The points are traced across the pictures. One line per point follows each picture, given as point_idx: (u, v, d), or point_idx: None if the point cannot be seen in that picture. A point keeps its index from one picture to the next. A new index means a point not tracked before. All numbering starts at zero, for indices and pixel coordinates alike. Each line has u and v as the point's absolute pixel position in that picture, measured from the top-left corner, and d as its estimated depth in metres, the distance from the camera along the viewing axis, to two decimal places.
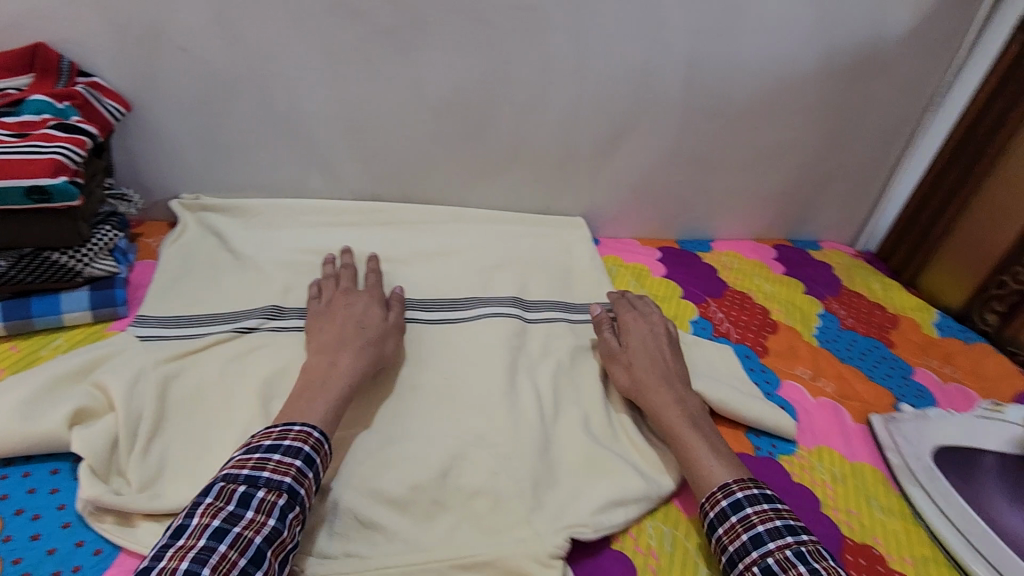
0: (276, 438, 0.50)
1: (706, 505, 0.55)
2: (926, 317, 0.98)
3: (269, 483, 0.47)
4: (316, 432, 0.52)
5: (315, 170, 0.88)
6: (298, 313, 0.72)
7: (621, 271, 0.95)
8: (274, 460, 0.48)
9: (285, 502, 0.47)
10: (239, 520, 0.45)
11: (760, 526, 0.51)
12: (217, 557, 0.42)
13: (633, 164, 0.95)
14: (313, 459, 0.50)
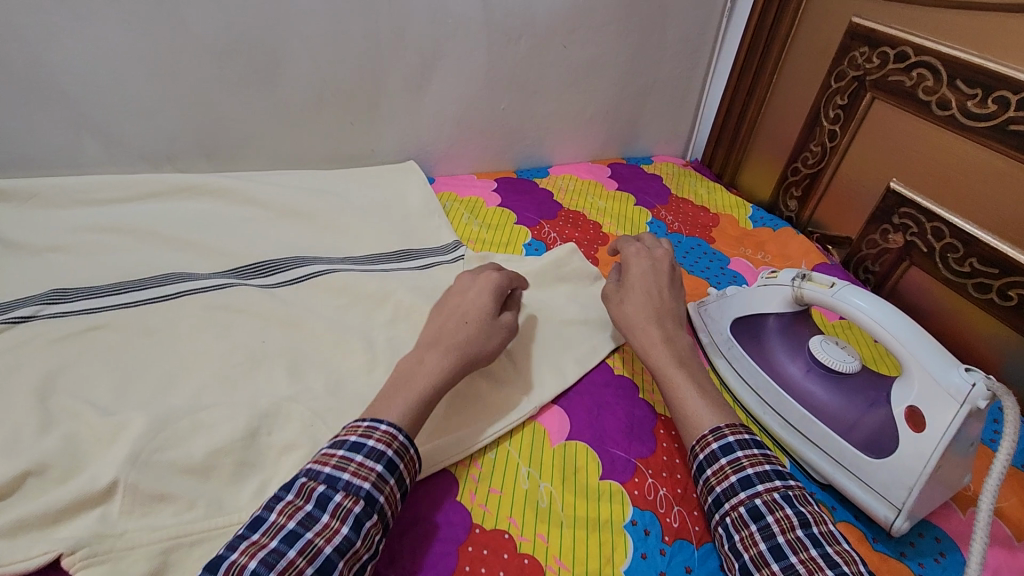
0: (362, 435, 0.49)
1: (697, 448, 0.55)
2: (741, 213, 1.06)
3: (348, 487, 0.46)
4: (400, 436, 0.50)
5: (92, 136, 0.79)
6: (86, 294, 0.66)
7: (455, 205, 0.95)
8: (357, 462, 0.47)
9: (362, 509, 0.45)
10: (315, 527, 0.44)
11: (731, 437, 0.54)
12: (285, 562, 0.41)
13: (451, 96, 0.95)
14: (394, 465, 0.49)
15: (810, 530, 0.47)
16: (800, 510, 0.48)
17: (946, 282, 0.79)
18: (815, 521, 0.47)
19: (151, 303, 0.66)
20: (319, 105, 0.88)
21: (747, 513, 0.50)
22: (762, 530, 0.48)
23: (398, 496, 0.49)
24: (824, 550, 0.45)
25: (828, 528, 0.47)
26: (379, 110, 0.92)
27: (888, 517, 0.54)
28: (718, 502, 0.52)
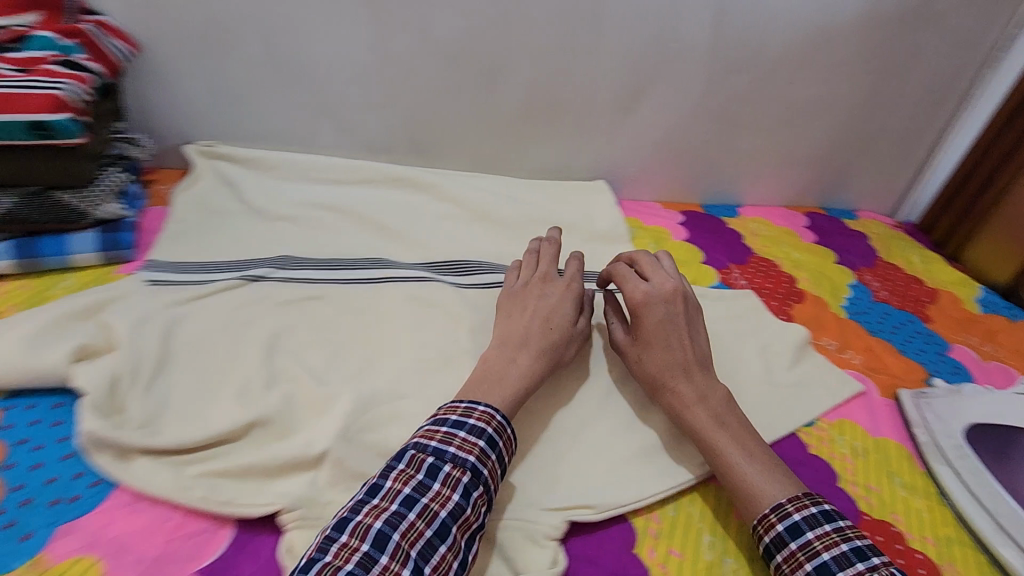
0: (461, 415, 0.50)
1: (758, 529, 0.49)
2: (966, 293, 0.92)
3: (456, 460, 0.47)
4: (498, 415, 0.51)
5: (324, 119, 0.84)
6: (306, 264, 0.72)
7: (640, 233, 0.91)
8: (460, 438, 0.49)
9: (468, 479, 0.47)
10: (461, 515, 0.45)
11: (826, 554, 0.45)
12: (407, 524, 0.43)
13: (657, 121, 0.92)
14: (495, 441, 0.50)
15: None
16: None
17: None
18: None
19: (360, 283, 0.70)
20: (527, 115, 0.88)
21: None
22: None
23: (501, 472, 0.50)
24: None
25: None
26: (584, 126, 0.91)
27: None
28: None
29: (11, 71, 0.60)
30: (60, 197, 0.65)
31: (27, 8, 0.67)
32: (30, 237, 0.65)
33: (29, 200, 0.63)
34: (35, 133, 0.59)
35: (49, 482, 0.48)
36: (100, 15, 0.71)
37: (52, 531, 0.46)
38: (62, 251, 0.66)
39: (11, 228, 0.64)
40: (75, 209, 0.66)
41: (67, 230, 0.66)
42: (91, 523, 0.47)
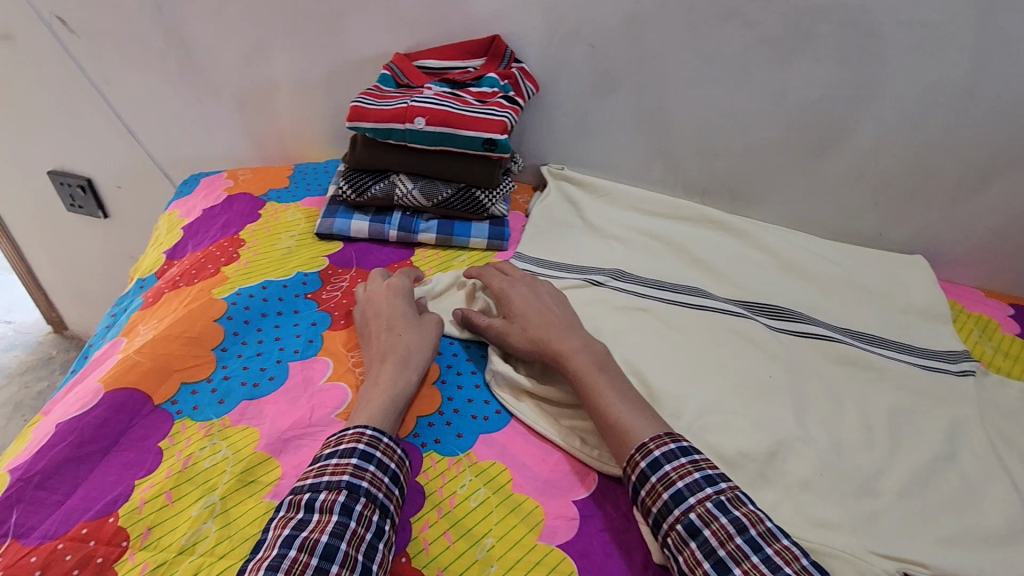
0: (332, 446, 0.53)
1: (626, 469, 0.55)
2: None
3: (329, 484, 0.50)
4: (368, 428, 0.54)
5: (659, 161, 0.97)
6: (635, 279, 0.84)
7: (963, 316, 0.86)
8: (331, 464, 0.51)
9: (346, 497, 0.49)
10: (344, 532, 0.47)
11: (679, 482, 0.51)
12: (288, 561, 0.45)
13: (1005, 205, 0.87)
14: (369, 454, 0.52)
15: (749, 547, 0.47)
16: (765, 552, 0.46)
17: None
18: (785, 558, 0.46)
19: (683, 306, 0.80)
20: (855, 180, 0.90)
21: (684, 531, 0.49)
22: (702, 547, 0.48)
23: (385, 479, 0.52)
24: (767, 554, 0.46)
25: (766, 530, 0.48)
26: (915, 199, 0.90)
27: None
28: (656, 523, 0.51)
29: (473, 100, 0.83)
30: (476, 194, 0.85)
31: (479, 56, 0.92)
32: (446, 220, 0.86)
33: (458, 192, 0.85)
34: (485, 146, 0.80)
35: (469, 400, 0.65)
36: (521, 62, 0.92)
37: (476, 437, 0.61)
38: (466, 234, 0.86)
39: (436, 211, 0.86)
40: (481, 203, 0.86)
41: (471, 219, 0.87)
42: (499, 440, 0.62)
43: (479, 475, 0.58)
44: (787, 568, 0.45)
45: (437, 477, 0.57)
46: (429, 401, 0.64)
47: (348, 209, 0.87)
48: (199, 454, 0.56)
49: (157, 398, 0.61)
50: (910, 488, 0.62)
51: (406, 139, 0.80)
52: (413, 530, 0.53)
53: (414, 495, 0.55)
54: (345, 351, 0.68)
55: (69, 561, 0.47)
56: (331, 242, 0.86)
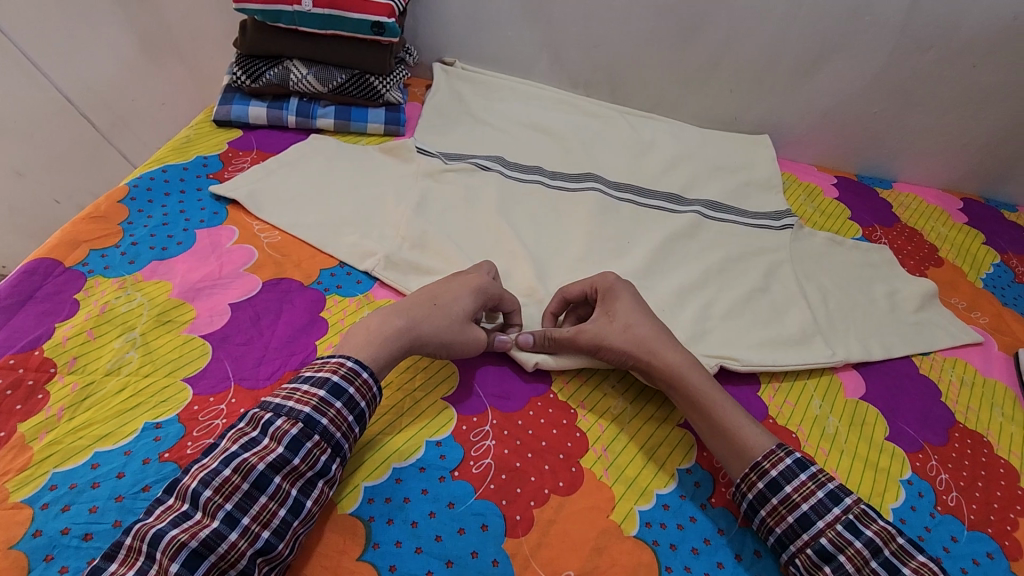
0: (311, 371, 0.52)
1: (741, 487, 0.53)
2: None
3: (290, 412, 0.49)
4: (348, 363, 0.52)
5: (546, 53, 1.05)
6: (517, 165, 0.92)
7: (794, 185, 1.03)
8: (300, 391, 0.50)
9: (300, 431, 0.48)
10: (285, 466, 0.47)
11: (804, 505, 0.51)
12: (220, 480, 0.45)
13: (833, 87, 1.02)
14: (339, 391, 0.51)
15: (882, 560, 0.47)
16: (868, 536, 0.48)
17: None
18: (801, 496, 0.51)
19: (557, 187, 0.89)
20: (714, 68, 1.02)
21: (815, 555, 0.49)
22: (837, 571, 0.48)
23: (349, 418, 0.51)
24: (826, 546, 0.49)
25: (899, 547, 0.48)
26: (762, 85, 1.03)
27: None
28: (781, 544, 0.51)
29: None
30: (371, 80, 0.91)
31: None
32: (343, 106, 0.91)
33: (353, 79, 0.90)
34: (373, 29, 0.85)
35: (350, 273, 0.72)
36: None
37: (374, 283, 0.71)
38: (364, 119, 0.91)
39: (333, 98, 0.91)
40: (376, 89, 0.91)
41: (368, 105, 0.92)
42: (392, 287, 0.71)
43: (376, 310, 0.68)
44: (895, 559, 0.47)
45: (338, 311, 0.66)
46: (329, 257, 0.73)
47: (244, 96, 0.90)
48: (115, 302, 0.62)
49: (68, 262, 0.65)
50: (731, 306, 0.78)
51: (296, 22, 0.85)
52: (317, 350, 0.62)
53: (318, 325, 0.64)
54: (250, 221, 0.75)
55: (1, 384, 0.53)
56: (230, 129, 0.90)
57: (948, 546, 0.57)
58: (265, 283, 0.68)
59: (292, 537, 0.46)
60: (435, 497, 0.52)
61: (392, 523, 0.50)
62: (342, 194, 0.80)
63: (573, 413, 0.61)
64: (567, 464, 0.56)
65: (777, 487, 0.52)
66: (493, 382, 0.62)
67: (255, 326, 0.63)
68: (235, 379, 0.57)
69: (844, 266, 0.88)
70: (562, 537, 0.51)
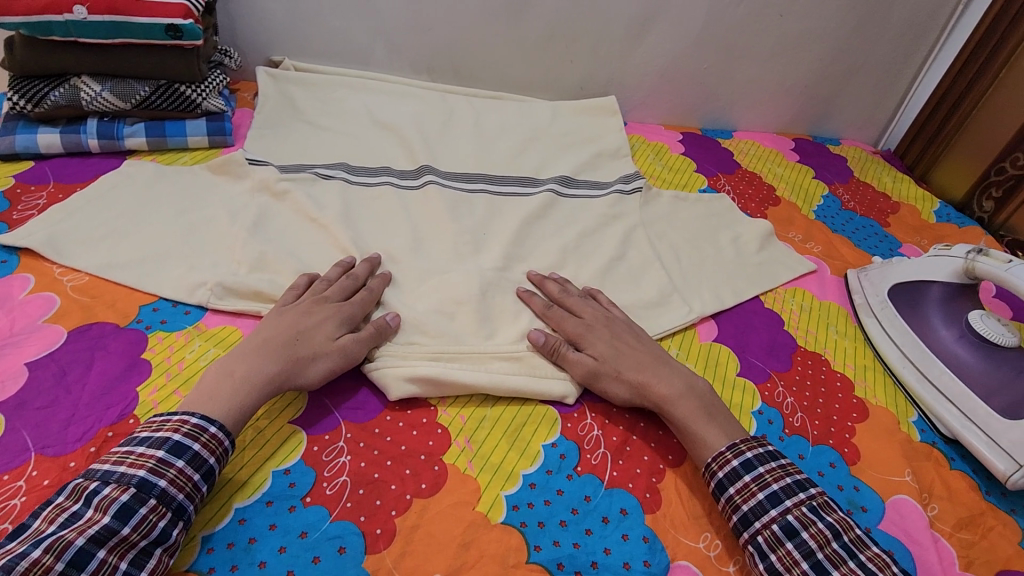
0: (150, 430, 0.47)
1: (712, 465, 0.55)
2: (926, 206, 1.06)
3: (121, 478, 0.43)
4: (193, 418, 0.48)
5: (380, 40, 1.01)
6: (366, 171, 0.87)
7: (643, 146, 1.07)
8: (133, 454, 0.45)
9: (132, 496, 0.43)
10: (112, 537, 0.41)
11: (774, 485, 0.52)
12: (27, 562, 0.38)
13: (664, 47, 1.06)
14: (182, 447, 0.46)
15: (843, 542, 0.49)
16: (830, 521, 0.50)
17: None
18: (773, 477, 0.53)
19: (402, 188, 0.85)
20: (549, 39, 1.03)
21: (780, 531, 0.50)
22: (799, 547, 0.49)
23: (194, 477, 0.46)
24: (790, 523, 0.50)
25: (857, 537, 0.50)
26: (598, 50, 1.05)
27: (1006, 469, 0.60)
28: (745, 521, 0.52)
29: None
30: (181, 90, 0.83)
31: None
32: (155, 121, 0.83)
33: (161, 90, 0.82)
34: (170, 34, 0.77)
35: (175, 306, 0.65)
36: None
37: (205, 312, 0.65)
38: (182, 133, 0.84)
39: (140, 113, 0.82)
40: (189, 99, 0.83)
41: (185, 118, 0.84)
42: (227, 313, 0.65)
43: (209, 339, 0.62)
44: (849, 537, 0.49)
45: (163, 349, 0.60)
46: (150, 292, 0.66)
47: (30, 123, 0.79)
48: None
49: None
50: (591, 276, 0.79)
51: (72, 33, 0.75)
52: (139, 397, 0.55)
53: (139, 369, 0.58)
54: (50, 264, 0.66)
55: None
56: (18, 162, 0.79)
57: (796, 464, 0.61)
58: (71, 332, 0.60)
59: None
60: (284, 530, 0.48)
61: (236, 569, 0.46)
62: (162, 220, 0.73)
63: (434, 409, 0.59)
64: (429, 465, 0.55)
65: (751, 466, 0.53)
66: (344, 394, 0.59)
67: (60, 384, 0.55)
68: (35, 449, 0.50)
69: (692, 218, 0.92)
70: (427, 540, 0.49)
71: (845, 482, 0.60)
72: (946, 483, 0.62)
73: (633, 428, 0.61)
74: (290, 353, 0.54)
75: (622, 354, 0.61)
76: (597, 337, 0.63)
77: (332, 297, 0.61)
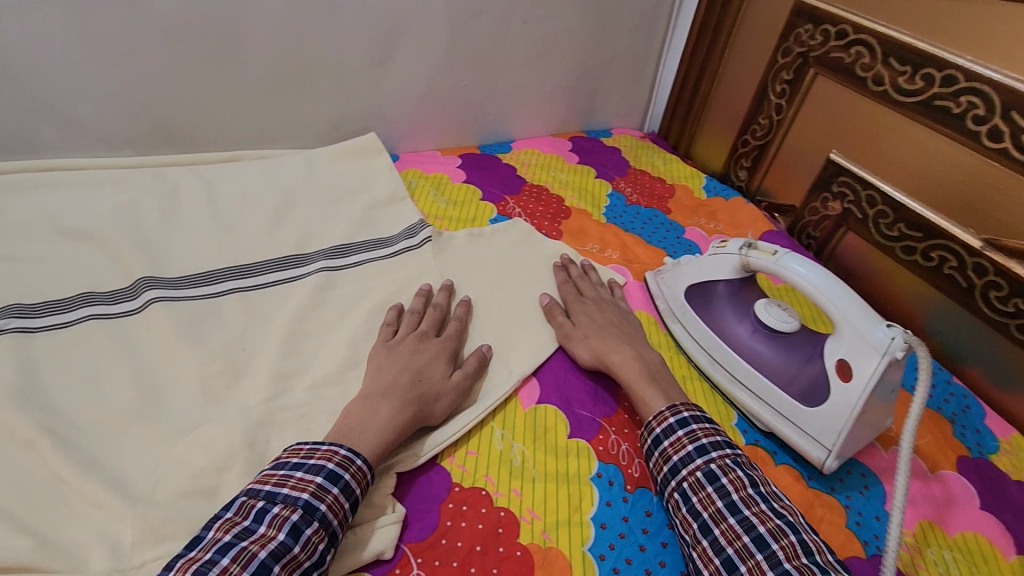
0: (305, 455, 0.49)
1: (651, 422, 0.60)
2: (695, 184, 1.11)
3: (318, 471, 0.47)
4: (343, 449, 0.50)
5: (45, 116, 0.77)
6: (54, 306, 0.63)
7: (420, 182, 0.96)
8: (295, 477, 0.47)
9: (302, 517, 0.44)
10: (286, 554, 0.42)
11: (704, 438, 0.57)
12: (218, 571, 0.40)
13: (415, 70, 0.96)
14: (339, 475, 0.48)
15: (759, 490, 0.53)
16: (748, 473, 0.55)
17: (876, 245, 0.87)
18: (704, 432, 0.57)
19: (113, 317, 0.63)
20: (280, 81, 0.87)
21: (702, 476, 0.54)
22: (740, 523, 0.50)
23: (348, 505, 0.48)
24: (718, 482, 0.53)
25: (772, 489, 0.54)
26: (342, 84, 0.91)
27: (821, 457, 0.62)
28: (674, 470, 0.56)
29: None
30: None
31: None
32: None
33: None
34: None
35: None
36: None
37: None
38: None
39: None
40: None
41: None
42: None
43: None
44: (763, 486, 0.54)
45: None
46: None
47: None
48: None
49: None
50: None
51: None
52: None
53: None
54: None
55: None
56: None
57: (647, 526, 0.56)
58: None
59: None
60: None
61: None
62: None
63: None
64: None
65: (684, 422, 0.58)
66: None
67: None
68: None
69: (489, 255, 0.84)
70: None
71: None
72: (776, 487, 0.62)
73: (470, 559, 0.51)
74: (407, 391, 0.57)
75: (607, 330, 0.70)
76: (582, 325, 0.71)
77: (431, 333, 0.65)
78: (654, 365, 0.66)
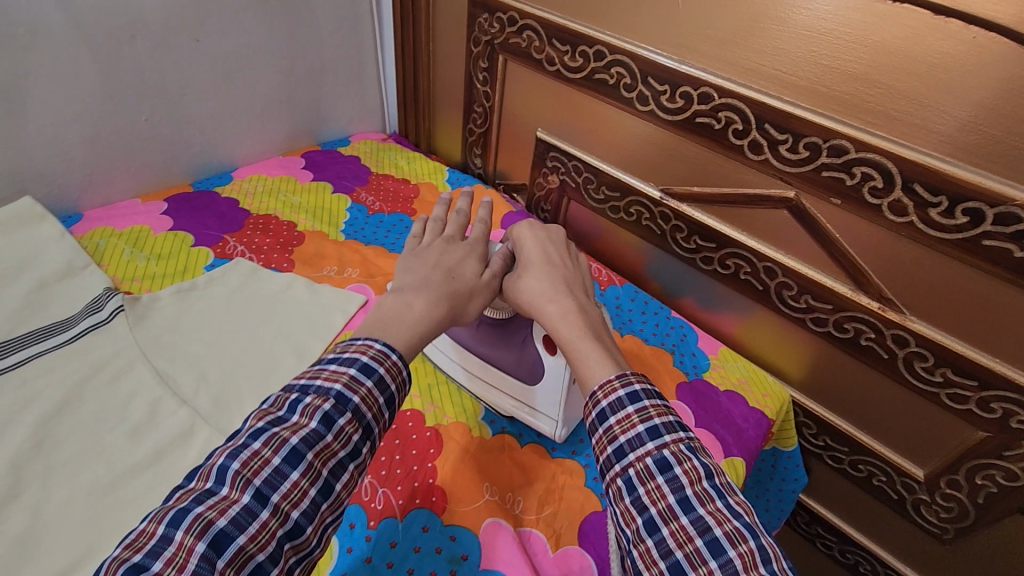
0: (340, 349, 0.46)
1: (596, 393, 0.47)
2: (439, 178, 1.10)
3: (321, 389, 0.43)
4: (377, 344, 0.46)
5: None
6: None
7: (111, 242, 0.83)
8: (328, 370, 0.44)
9: (334, 407, 0.42)
10: (319, 442, 0.41)
11: (657, 418, 0.44)
12: (172, 548, 0.35)
13: (66, 112, 0.81)
14: (371, 368, 0.45)
15: (715, 484, 0.40)
16: (707, 461, 0.42)
17: (593, 210, 0.94)
18: (658, 410, 0.44)
19: None
20: None
21: (653, 465, 0.41)
22: (669, 482, 0.40)
23: (380, 399, 0.45)
24: (673, 471, 0.41)
25: (728, 480, 0.41)
26: None
27: (552, 429, 0.66)
28: (618, 453, 0.43)
29: None
30: None
31: None
32: None
33: None
34: None
35: None
36: None
37: None
38: None
39: None
40: None
41: None
42: None
43: None
44: (721, 477, 0.41)
45: None
46: None
47: None
48: None
49: None
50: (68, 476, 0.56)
51: None
52: None
53: None
54: None
55: None
56: None
57: (391, 559, 0.55)
58: None
59: (318, 528, 0.40)
60: None
61: None
62: None
63: None
64: None
65: (636, 397, 0.45)
66: None
67: None
68: None
69: (203, 309, 0.75)
70: None
71: (441, 539, 0.57)
72: (521, 470, 0.64)
73: None
74: (442, 287, 0.55)
75: (542, 276, 0.59)
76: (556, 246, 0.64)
77: (457, 237, 0.63)
78: (597, 322, 0.56)
